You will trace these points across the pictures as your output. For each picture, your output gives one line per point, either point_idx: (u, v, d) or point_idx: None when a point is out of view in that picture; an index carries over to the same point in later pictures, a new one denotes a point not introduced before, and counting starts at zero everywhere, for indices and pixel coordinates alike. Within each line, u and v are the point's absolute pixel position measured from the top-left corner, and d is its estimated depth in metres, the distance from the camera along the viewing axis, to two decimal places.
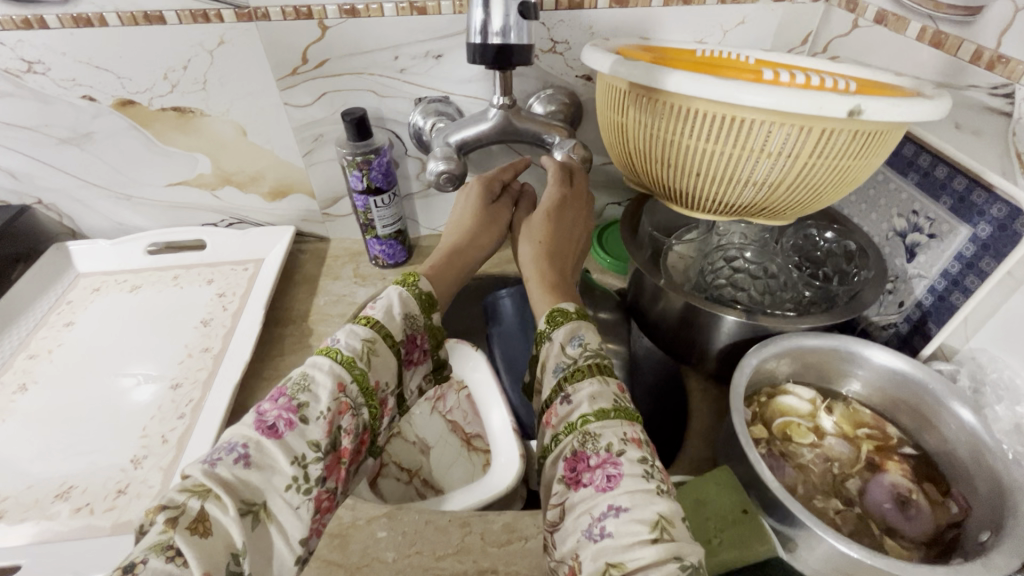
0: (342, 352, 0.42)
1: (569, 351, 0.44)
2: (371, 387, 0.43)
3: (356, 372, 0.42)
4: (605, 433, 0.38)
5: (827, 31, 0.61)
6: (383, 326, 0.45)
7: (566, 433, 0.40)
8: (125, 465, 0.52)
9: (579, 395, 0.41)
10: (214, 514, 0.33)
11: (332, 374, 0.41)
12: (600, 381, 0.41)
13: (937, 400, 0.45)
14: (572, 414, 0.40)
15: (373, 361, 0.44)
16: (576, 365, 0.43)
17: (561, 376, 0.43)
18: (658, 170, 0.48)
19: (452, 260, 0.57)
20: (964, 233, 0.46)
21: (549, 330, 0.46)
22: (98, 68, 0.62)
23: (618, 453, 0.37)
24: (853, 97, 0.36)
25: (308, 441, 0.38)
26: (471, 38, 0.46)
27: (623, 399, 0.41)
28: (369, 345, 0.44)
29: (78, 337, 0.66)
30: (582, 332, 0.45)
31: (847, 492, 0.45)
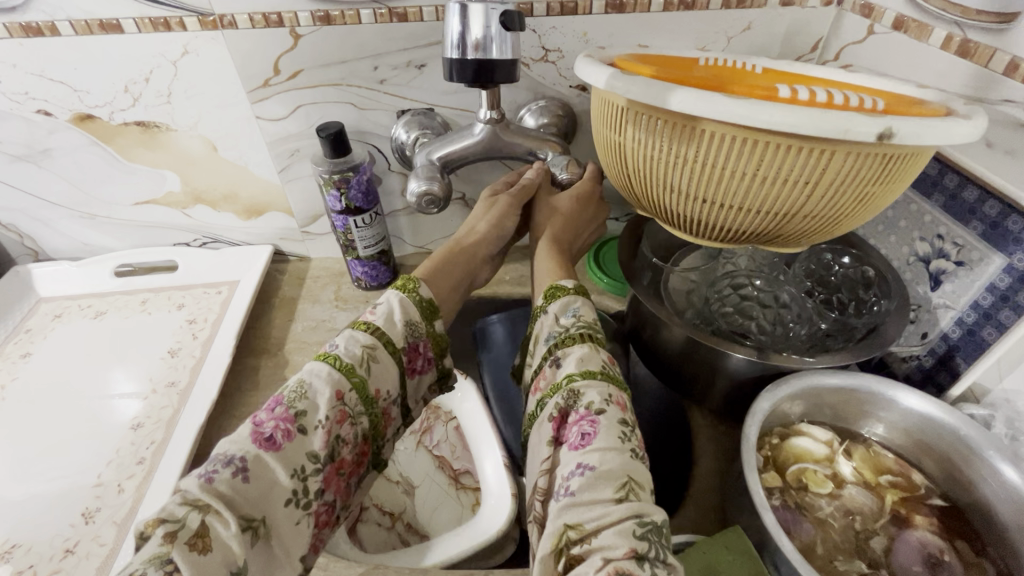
0: (340, 359, 0.41)
1: (561, 321, 0.44)
2: (371, 395, 0.41)
3: (355, 379, 0.41)
4: (589, 391, 0.38)
5: (838, 37, 0.57)
6: (385, 333, 0.43)
7: (552, 393, 0.39)
8: (75, 520, 0.47)
9: (568, 360, 0.41)
10: (214, 528, 0.33)
11: (330, 381, 0.40)
12: (591, 347, 0.41)
13: (970, 448, 0.41)
14: (558, 376, 0.41)
15: (372, 368, 0.42)
16: (566, 332, 0.43)
17: (551, 344, 0.43)
18: (659, 194, 0.43)
19: (458, 251, 0.55)
20: (998, 262, 0.41)
21: (544, 304, 0.46)
22: (52, 80, 0.57)
23: (597, 411, 0.37)
24: (883, 119, 0.31)
25: (308, 452, 0.37)
26: (448, 51, 0.41)
27: (613, 367, 0.41)
28: (369, 352, 0.42)
29: (35, 370, 0.61)
30: (577, 305, 0.45)
31: (872, 552, 0.40)
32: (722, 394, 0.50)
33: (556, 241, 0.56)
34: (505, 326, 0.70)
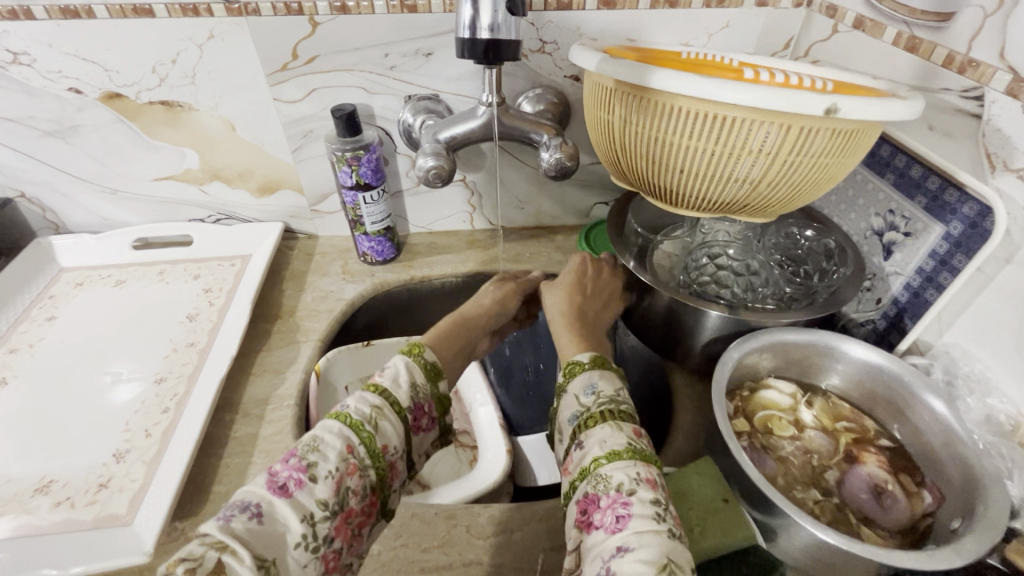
0: (350, 416, 0.43)
1: (581, 399, 0.45)
2: (380, 451, 0.43)
3: (365, 434, 0.42)
4: (616, 474, 0.38)
5: (807, 36, 0.63)
6: (391, 393, 0.46)
7: (580, 479, 0.40)
8: (107, 460, 0.52)
9: (589, 441, 0.41)
10: (231, 565, 0.33)
11: (341, 436, 0.41)
12: (612, 426, 0.41)
13: (910, 392, 0.46)
14: (584, 460, 0.41)
15: (380, 427, 0.43)
16: (588, 413, 0.43)
17: (574, 426, 0.43)
18: (643, 168, 0.49)
19: (458, 327, 0.58)
20: (937, 231, 0.47)
21: (565, 382, 0.47)
22: (84, 60, 0.62)
23: (628, 492, 0.36)
24: (829, 97, 0.37)
25: (317, 500, 0.38)
26: (460, 33, 0.46)
27: (639, 442, 0.41)
28: (377, 413, 0.44)
29: (60, 331, 0.65)
30: (595, 379, 0.46)
31: (826, 483, 0.46)
32: (700, 351, 0.55)
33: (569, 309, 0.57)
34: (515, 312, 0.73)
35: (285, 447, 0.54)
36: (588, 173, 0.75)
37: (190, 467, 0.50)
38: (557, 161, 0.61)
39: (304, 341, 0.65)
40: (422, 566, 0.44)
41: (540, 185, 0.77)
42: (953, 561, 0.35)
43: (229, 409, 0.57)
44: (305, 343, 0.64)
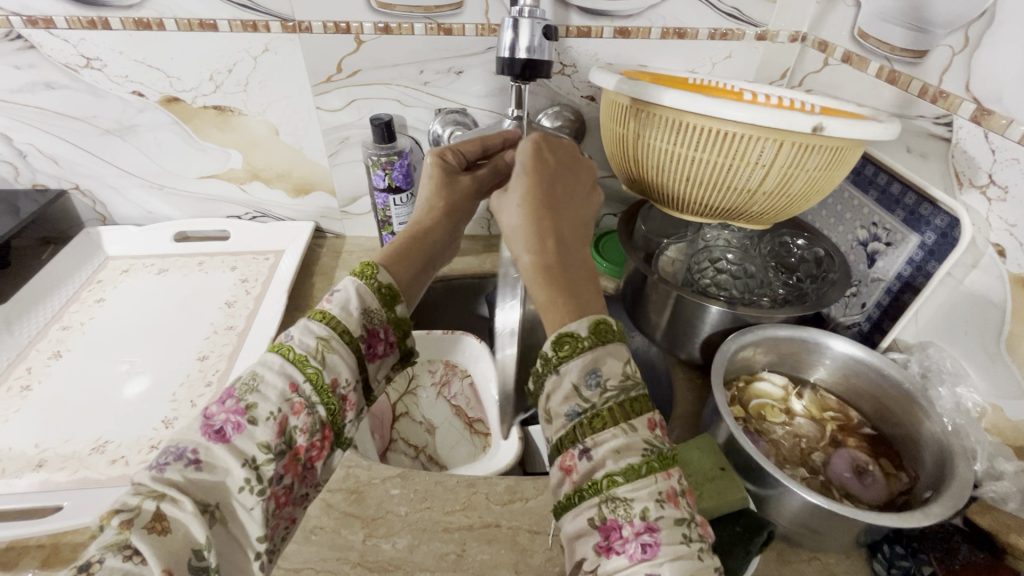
0: (294, 351, 0.41)
1: (584, 393, 0.34)
2: (329, 386, 0.41)
3: (309, 370, 0.40)
4: (638, 496, 0.31)
5: (802, 68, 0.70)
6: (340, 324, 0.43)
7: (590, 496, 0.32)
8: (156, 425, 0.56)
9: (600, 452, 0.33)
10: (172, 513, 0.32)
11: (283, 375, 0.39)
12: (627, 432, 0.33)
13: (888, 382, 0.51)
14: (595, 473, 0.33)
15: (328, 358, 0.41)
16: (593, 411, 0.34)
17: (576, 425, 0.34)
18: (654, 176, 0.55)
19: (414, 245, 0.51)
20: (914, 240, 0.53)
21: (556, 359, 0.36)
22: (149, 67, 0.68)
23: (655, 519, 0.31)
24: (816, 117, 0.43)
25: (259, 442, 0.37)
26: (501, 52, 0.53)
27: (655, 442, 0.34)
28: (323, 345, 0.41)
29: (108, 312, 0.70)
30: (601, 363, 0.35)
31: (813, 463, 0.51)
32: (700, 345, 0.61)
33: (560, 242, 0.41)
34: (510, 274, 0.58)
35: None
36: (600, 185, 0.82)
37: None
38: None
39: None
40: (446, 526, 0.49)
41: None
42: (922, 521, 0.40)
43: None
44: None
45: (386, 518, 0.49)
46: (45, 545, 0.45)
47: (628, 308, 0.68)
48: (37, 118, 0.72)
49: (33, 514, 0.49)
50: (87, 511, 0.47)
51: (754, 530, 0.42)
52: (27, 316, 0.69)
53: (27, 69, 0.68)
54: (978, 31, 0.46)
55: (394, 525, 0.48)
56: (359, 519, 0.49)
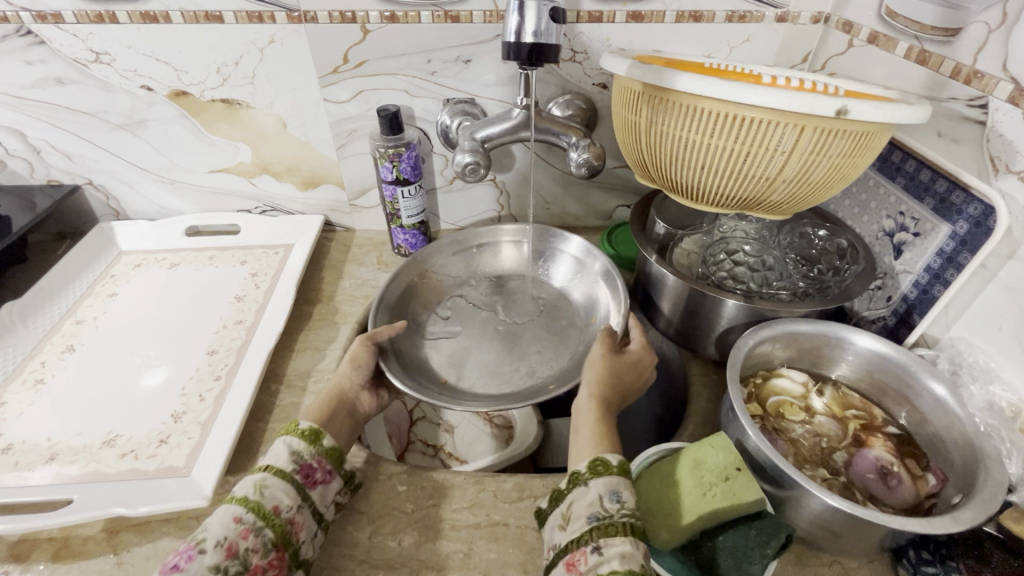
0: (235, 494, 0.41)
1: (605, 505, 0.39)
2: (270, 512, 0.41)
3: (252, 502, 0.41)
4: None
5: (824, 51, 0.67)
6: (272, 464, 0.44)
7: None
8: (166, 419, 0.56)
9: (609, 551, 0.37)
10: None
11: (227, 511, 0.40)
12: (633, 543, 0.37)
13: (915, 379, 0.49)
14: (601, 569, 0.36)
15: (267, 492, 0.42)
16: (610, 520, 0.38)
17: (592, 528, 0.38)
18: (668, 165, 0.53)
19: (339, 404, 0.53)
20: (945, 230, 0.50)
21: (589, 475, 0.41)
22: (157, 60, 0.68)
23: None
24: (840, 99, 0.41)
25: (208, 567, 0.37)
26: (507, 37, 0.51)
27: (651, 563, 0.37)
28: (262, 483, 0.42)
29: (120, 306, 0.71)
30: (623, 489, 0.40)
31: (834, 463, 0.49)
32: (715, 340, 0.59)
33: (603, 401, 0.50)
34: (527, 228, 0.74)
35: None
36: (613, 176, 0.80)
37: (242, 428, 0.55)
38: (584, 160, 0.65)
39: (343, 323, 0.70)
40: (452, 525, 0.48)
41: (566, 187, 0.81)
42: (951, 528, 0.37)
43: (275, 380, 0.62)
44: (343, 325, 0.69)
45: (392, 515, 0.48)
46: (56, 538, 0.47)
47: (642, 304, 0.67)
48: (50, 113, 0.72)
49: (45, 507, 0.49)
50: (96, 505, 0.47)
51: (771, 532, 0.40)
52: (43, 311, 0.70)
53: (38, 64, 0.68)
54: (1017, 5, 0.43)
55: (400, 523, 0.48)
56: (364, 515, 0.48)
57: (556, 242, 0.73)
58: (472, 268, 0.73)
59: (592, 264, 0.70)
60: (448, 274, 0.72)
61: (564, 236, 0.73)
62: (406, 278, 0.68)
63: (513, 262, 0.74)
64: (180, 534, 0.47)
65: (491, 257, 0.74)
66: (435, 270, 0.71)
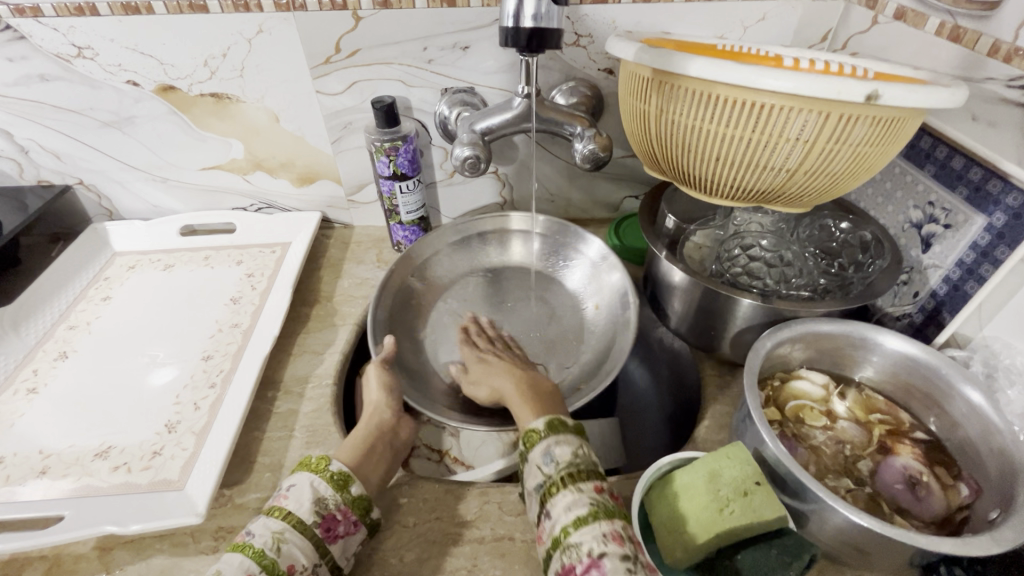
0: (252, 546, 0.39)
1: (543, 470, 0.43)
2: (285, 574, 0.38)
3: (266, 561, 0.38)
4: (584, 539, 0.37)
5: (846, 29, 0.62)
6: (293, 514, 0.41)
7: (554, 549, 0.39)
8: (160, 430, 0.54)
9: (556, 511, 0.40)
10: None
11: (240, 568, 0.37)
12: (574, 490, 0.40)
13: (948, 384, 0.46)
14: (554, 528, 0.40)
15: (284, 549, 0.39)
16: (550, 482, 0.42)
17: (540, 495, 0.42)
18: (678, 156, 0.49)
19: (373, 438, 0.50)
20: (979, 222, 0.47)
21: (525, 451, 0.45)
22: (142, 54, 0.65)
23: (599, 555, 0.36)
24: (870, 83, 0.37)
25: None
26: (505, 21, 0.48)
27: (602, 499, 0.40)
28: (279, 536, 0.40)
29: (114, 310, 0.69)
30: (553, 447, 0.44)
31: (859, 472, 0.46)
32: (730, 339, 0.56)
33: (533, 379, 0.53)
34: (538, 218, 0.72)
35: (324, 423, 0.56)
36: (620, 166, 0.76)
37: (237, 437, 0.53)
38: (590, 152, 0.62)
39: (341, 325, 0.68)
40: (456, 540, 0.46)
41: (571, 178, 0.78)
42: (990, 548, 0.35)
43: (271, 386, 0.60)
44: (341, 327, 0.67)
45: (393, 529, 0.46)
46: (48, 556, 0.45)
47: (652, 302, 0.64)
48: (35, 112, 0.70)
49: (37, 524, 0.48)
50: (88, 523, 0.46)
51: (795, 551, 0.38)
52: (35, 316, 0.68)
53: (20, 61, 0.65)
54: None
55: (402, 539, 0.46)
56: None
57: (570, 238, 0.71)
58: (472, 255, 0.73)
59: (609, 274, 0.67)
60: (447, 263, 0.72)
61: (581, 236, 0.70)
62: (396, 279, 0.67)
63: (518, 250, 0.73)
64: (175, 551, 0.45)
65: (494, 243, 0.74)
66: (428, 263, 0.71)
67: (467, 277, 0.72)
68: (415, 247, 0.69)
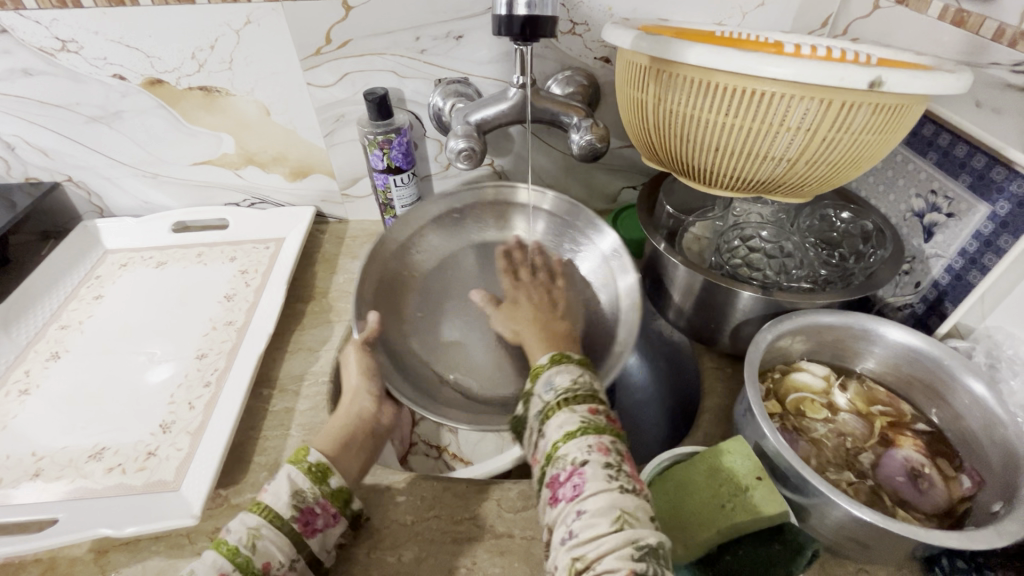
0: (226, 542, 0.38)
1: (543, 397, 0.42)
2: (260, 571, 0.37)
3: (240, 559, 0.37)
4: (570, 450, 0.37)
5: (847, 14, 0.61)
6: (271, 508, 0.40)
7: (543, 464, 0.38)
8: (154, 430, 0.54)
9: (549, 431, 0.39)
10: None
11: (214, 566, 0.36)
12: (568, 410, 0.39)
13: (950, 374, 0.45)
14: (545, 446, 0.39)
15: (260, 546, 0.38)
16: (548, 407, 0.41)
17: (538, 420, 0.41)
18: (676, 146, 0.48)
19: (350, 427, 0.50)
20: (983, 211, 0.46)
21: (531, 385, 0.44)
22: (128, 47, 0.63)
23: (580, 463, 0.36)
24: (873, 69, 0.36)
25: None
26: (498, 9, 0.46)
27: (595, 416, 0.39)
28: (256, 533, 0.38)
29: (106, 309, 0.68)
30: (554, 375, 0.43)
31: (860, 465, 0.45)
32: (730, 331, 0.56)
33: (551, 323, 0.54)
34: (547, 195, 0.67)
35: (321, 421, 0.56)
36: (618, 157, 0.75)
37: (233, 437, 0.53)
38: (587, 143, 0.61)
39: (336, 321, 0.67)
40: (455, 538, 0.45)
41: (568, 169, 0.77)
42: (994, 542, 0.34)
43: (267, 384, 0.59)
44: (337, 323, 0.66)
45: (391, 528, 0.46)
46: (42, 560, 0.45)
47: (653, 295, 0.63)
48: (21, 107, 0.68)
49: (32, 527, 0.47)
50: (82, 526, 0.45)
51: (796, 550, 0.37)
52: (25, 317, 0.67)
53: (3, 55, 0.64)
54: None
55: (399, 537, 0.45)
56: (363, 530, 0.46)
57: (581, 224, 0.66)
58: (463, 229, 0.70)
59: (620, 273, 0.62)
60: (434, 238, 0.69)
61: (595, 226, 0.65)
62: (378, 263, 0.63)
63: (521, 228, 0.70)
64: (171, 553, 0.45)
65: (495, 217, 0.70)
66: (413, 240, 0.68)
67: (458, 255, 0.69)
68: (397, 225, 0.65)
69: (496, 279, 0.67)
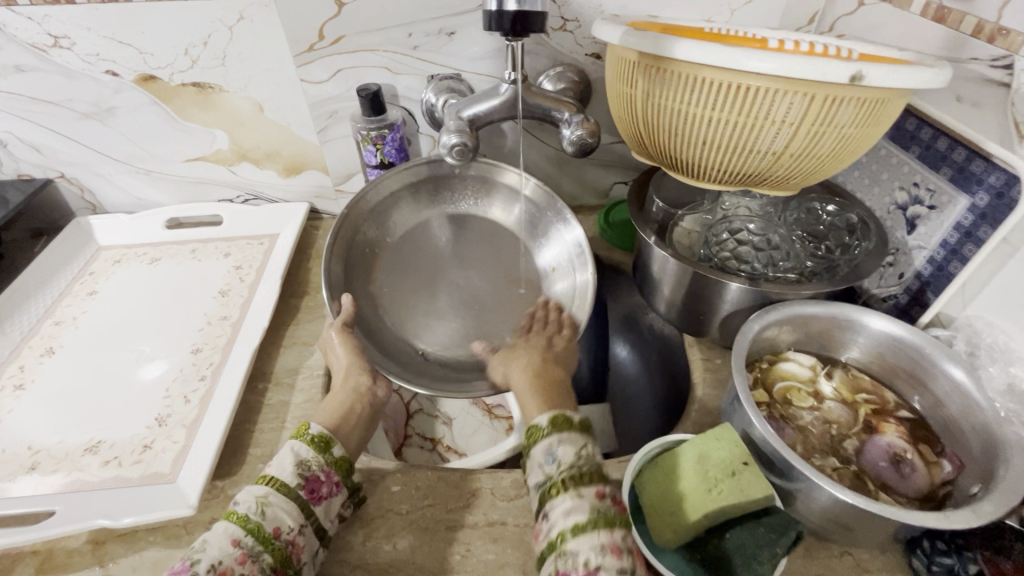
0: (237, 510, 0.39)
1: (544, 469, 0.40)
2: (271, 535, 0.38)
3: (251, 524, 0.38)
4: (581, 547, 0.35)
5: (832, 11, 0.62)
6: (277, 478, 0.41)
7: (548, 554, 0.37)
8: (150, 424, 0.54)
9: (554, 514, 0.38)
10: None
11: (226, 532, 0.38)
12: (575, 495, 0.38)
13: (931, 362, 0.47)
14: (550, 531, 0.38)
15: (270, 512, 0.39)
16: (551, 482, 0.39)
17: (539, 495, 0.40)
18: (665, 141, 0.49)
19: (349, 403, 0.49)
20: (963, 203, 0.47)
21: (527, 446, 0.43)
22: (121, 43, 0.64)
23: (595, 566, 0.34)
24: (853, 64, 0.37)
25: None
26: (488, 4, 0.47)
27: (604, 504, 0.38)
28: (265, 501, 0.39)
29: (100, 305, 0.68)
30: (557, 445, 0.41)
31: (845, 451, 0.47)
32: (718, 322, 0.57)
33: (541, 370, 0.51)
34: (528, 181, 0.67)
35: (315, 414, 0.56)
36: (609, 152, 0.76)
37: (228, 430, 0.53)
38: (577, 138, 0.61)
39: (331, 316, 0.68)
40: (449, 526, 0.46)
41: (560, 165, 0.77)
42: (971, 521, 0.36)
43: (262, 378, 0.60)
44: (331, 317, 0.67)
45: (386, 517, 0.47)
46: (39, 552, 0.45)
47: (640, 284, 0.64)
48: (13, 104, 0.68)
49: (29, 519, 0.47)
50: (79, 517, 0.46)
51: (782, 528, 0.38)
52: (19, 313, 0.67)
53: None
54: None
55: (394, 526, 0.46)
56: (358, 519, 0.47)
57: (553, 215, 0.67)
58: (437, 202, 0.71)
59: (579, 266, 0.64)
60: (409, 207, 0.70)
61: (564, 217, 0.66)
62: (349, 231, 0.64)
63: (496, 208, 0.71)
64: (167, 543, 0.45)
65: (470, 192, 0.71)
66: (388, 207, 0.68)
67: (429, 224, 0.71)
68: (369, 193, 0.65)
69: (467, 256, 0.69)
